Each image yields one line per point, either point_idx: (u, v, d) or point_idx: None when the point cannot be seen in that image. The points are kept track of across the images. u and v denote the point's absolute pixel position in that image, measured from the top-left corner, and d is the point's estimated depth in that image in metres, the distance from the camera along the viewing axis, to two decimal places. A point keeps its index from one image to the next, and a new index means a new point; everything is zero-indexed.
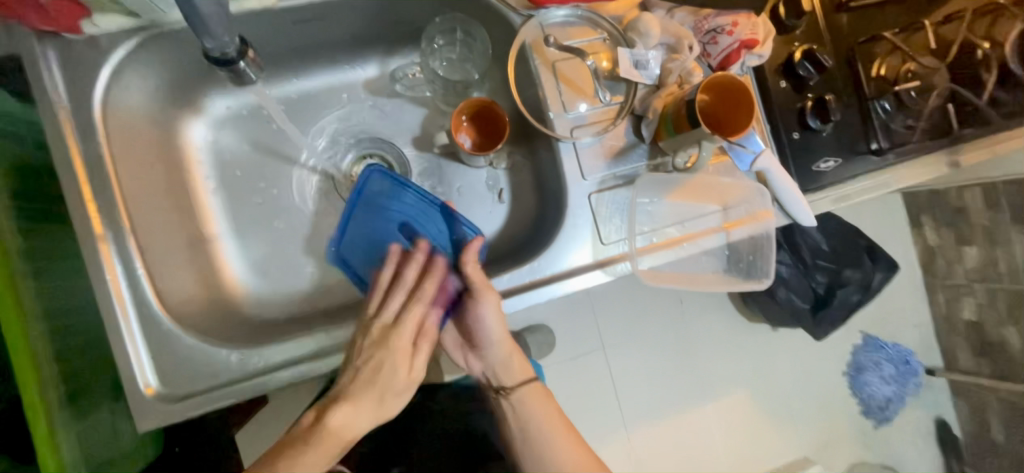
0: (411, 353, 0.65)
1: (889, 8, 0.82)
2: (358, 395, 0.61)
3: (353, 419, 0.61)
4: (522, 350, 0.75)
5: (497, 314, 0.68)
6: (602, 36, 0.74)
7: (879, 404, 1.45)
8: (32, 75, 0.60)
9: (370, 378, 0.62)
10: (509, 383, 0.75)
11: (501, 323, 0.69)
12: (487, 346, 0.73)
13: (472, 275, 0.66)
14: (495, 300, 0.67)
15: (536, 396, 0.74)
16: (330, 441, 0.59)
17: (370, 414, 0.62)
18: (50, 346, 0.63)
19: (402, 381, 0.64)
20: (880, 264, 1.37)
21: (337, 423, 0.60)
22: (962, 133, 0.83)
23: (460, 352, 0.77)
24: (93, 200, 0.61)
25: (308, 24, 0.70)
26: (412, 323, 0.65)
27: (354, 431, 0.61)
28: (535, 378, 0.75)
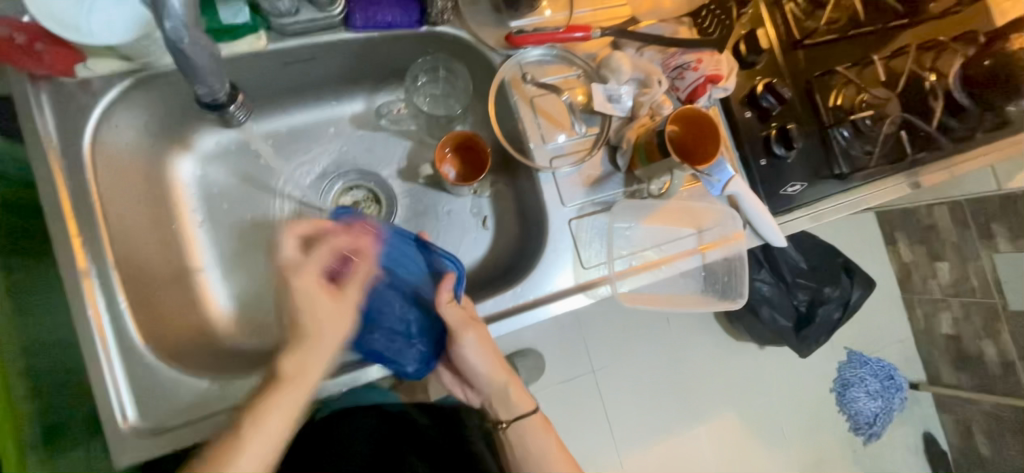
0: (332, 296, 0.59)
1: (842, 44, 0.89)
2: (302, 341, 0.58)
3: (305, 363, 0.58)
4: (519, 378, 0.75)
5: (483, 347, 0.69)
6: (577, 72, 0.78)
7: (867, 421, 1.47)
8: (24, 117, 0.61)
9: (311, 339, 0.58)
10: (506, 417, 0.76)
11: (489, 355, 0.70)
12: (480, 382, 0.73)
13: (450, 313, 0.66)
14: (478, 334, 0.68)
15: (536, 428, 0.76)
16: (296, 387, 0.57)
17: (323, 354, 0.59)
18: (26, 384, 0.63)
19: (327, 320, 0.58)
20: (857, 281, 1.42)
21: (294, 366, 0.57)
22: (915, 156, 0.89)
23: (458, 388, 0.78)
24: (80, 237, 0.62)
25: (298, 64, 0.73)
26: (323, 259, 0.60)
27: (315, 370, 0.58)
28: (535, 408, 0.76)
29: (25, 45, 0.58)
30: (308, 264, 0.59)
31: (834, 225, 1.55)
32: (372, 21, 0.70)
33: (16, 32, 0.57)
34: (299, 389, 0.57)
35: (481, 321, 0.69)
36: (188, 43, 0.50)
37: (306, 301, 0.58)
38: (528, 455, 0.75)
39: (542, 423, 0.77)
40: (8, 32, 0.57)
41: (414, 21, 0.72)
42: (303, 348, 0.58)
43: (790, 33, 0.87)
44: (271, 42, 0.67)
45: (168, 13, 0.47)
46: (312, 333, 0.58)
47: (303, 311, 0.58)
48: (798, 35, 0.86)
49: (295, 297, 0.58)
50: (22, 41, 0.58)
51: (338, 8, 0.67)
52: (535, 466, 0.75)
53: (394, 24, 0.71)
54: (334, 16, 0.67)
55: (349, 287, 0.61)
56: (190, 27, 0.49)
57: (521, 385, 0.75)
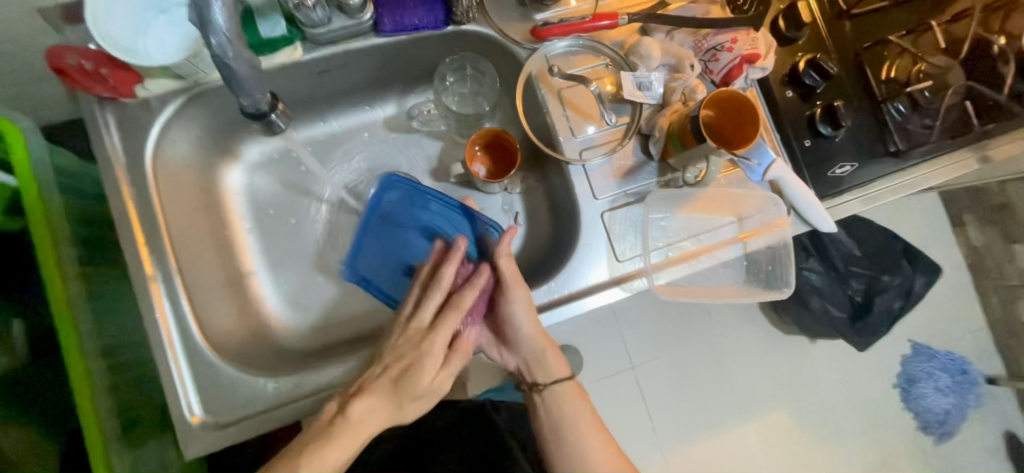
0: (439, 345, 0.64)
1: (895, 11, 0.82)
2: (394, 386, 0.63)
3: (372, 414, 0.62)
4: (557, 345, 0.74)
5: (528, 310, 0.69)
6: (605, 61, 0.76)
7: (937, 419, 1.38)
8: (94, 136, 0.67)
9: (402, 388, 0.63)
10: (544, 380, 0.76)
11: (534, 317, 0.70)
12: (521, 341, 0.72)
13: (505, 267, 0.68)
14: (525, 294, 0.69)
15: (571, 395, 0.76)
16: (354, 433, 0.61)
17: (389, 409, 0.63)
18: (107, 379, 0.70)
19: (429, 383, 0.64)
20: (919, 268, 1.32)
21: (359, 416, 0.61)
22: (984, 128, 0.81)
23: (495, 350, 0.76)
24: (146, 245, 0.67)
25: (331, 72, 0.76)
26: (447, 331, 0.64)
27: (374, 426, 0.62)
28: (570, 376, 0.76)
29: (93, 71, 0.63)
30: (436, 341, 0.64)
31: (892, 208, 1.44)
32: (401, 24, 0.71)
33: (83, 60, 0.63)
34: (361, 433, 0.61)
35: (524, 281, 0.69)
36: (232, 56, 0.52)
37: (423, 346, 0.64)
38: (563, 424, 0.75)
39: (577, 392, 0.77)
40: (77, 60, 0.62)
41: (441, 23, 0.72)
42: (382, 400, 0.62)
43: (834, 4, 0.81)
44: (306, 52, 0.71)
45: (214, 30, 0.50)
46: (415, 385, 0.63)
47: (409, 373, 0.63)
48: (845, 5, 0.81)
49: (425, 345, 0.64)
50: (90, 67, 0.63)
51: (368, 13, 0.69)
52: (570, 439, 0.74)
53: (421, 26, 0.72)
54: (364, 23, 0.69)
55: (439, 339, 0.64)
56: (233, 41, 0.52)
57: (558, 351, 0.75)
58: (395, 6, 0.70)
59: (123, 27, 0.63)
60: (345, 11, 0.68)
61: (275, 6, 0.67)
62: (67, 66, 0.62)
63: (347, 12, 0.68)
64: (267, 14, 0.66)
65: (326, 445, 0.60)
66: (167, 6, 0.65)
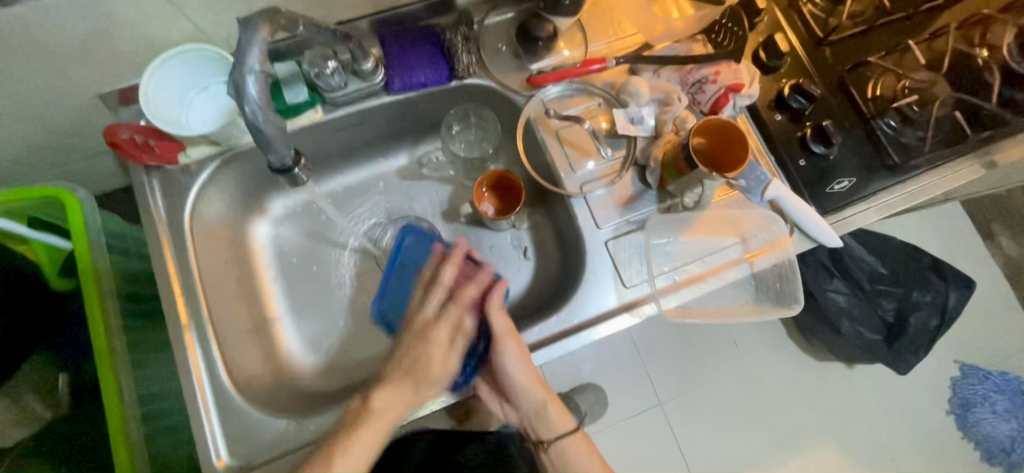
0: (443, 362, 0.68)
1: (873, 34, 0.86)
2: (399, 382, 0.67)
3: (394, 402, 0.67)
4: (558, 398, 0.75)
5: (522, 361, 0.70)
6: (598, 101, 0.82)
7: (1001, 447, 1.28)
8: (140, 200, 0.75)
9: (411, 387, 0.67)
10: (548, 436, 0.76)
11: (530, 370, 0.71)
12: (519, 397, 0.73)
13: (494, 321, 0.69)
14: (518, 346, 0.70)
15: (579, 447, 0.76)
16: (377, 426, 0.65)
17: (409, 399, 0.67)
18: (139, 427, 0.74)
19: (436, 365, 0.67)
20: (952, 282, 1.26)
21: (381, 405, 0.66)
22: (978, 137, 0.82)
23: (496, 403, 0.78)
24: (182, 297, 0.73)
25: (349, 129, 0.83)
26: (450, 322, 0.69)
27: (398, 412, 0.67)
28: (575, 428, 0.76)
29: (143, 143, 0.72)
30: (439, 331, 0.68)
31: (913, 223, 1.41)
32: (409, 83, 0.78)
33: (136, 134, 0.72)
34: (380, 428, 0.66)
35: (516, 334, 0.70)
36: (263, 120, 0.59)
37: (425, 347, 0.68)
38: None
39: (585, 442, 0.77)
40: (130, 134, 0.71)
41: (445, 78, 0.80)
42: (398, 389, 0.67)
43: (811, 33, 0.86)
44: (325, 114, 0.78)
45: (248, 99, 0.57)
46: (421, 369, 0.67)
47: (414, 354, 0.68)
48: (821, 33, 0.85)
49: (422, 349, 0.68)
50: (140, 139, 0.72)
51: (379, 77, 0.77)
52: None
53: (427, 83, 0.79)
54: (377, 84, 0.77)
55: (453, 358, 0.68)
56: (264, 107, 0.58)
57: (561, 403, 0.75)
58: (402, 66, 0.78)
59: (170, 104, 0.73)
60: (359, 75, 0.76)
61: (300, 77, 0.74)
62: (121, 141, 0.71)
63: (361, 76, 0.76)
64: (292, 84, 0.74)
65: (348, 441, 0.64)
66: (208, 84, 0.74)
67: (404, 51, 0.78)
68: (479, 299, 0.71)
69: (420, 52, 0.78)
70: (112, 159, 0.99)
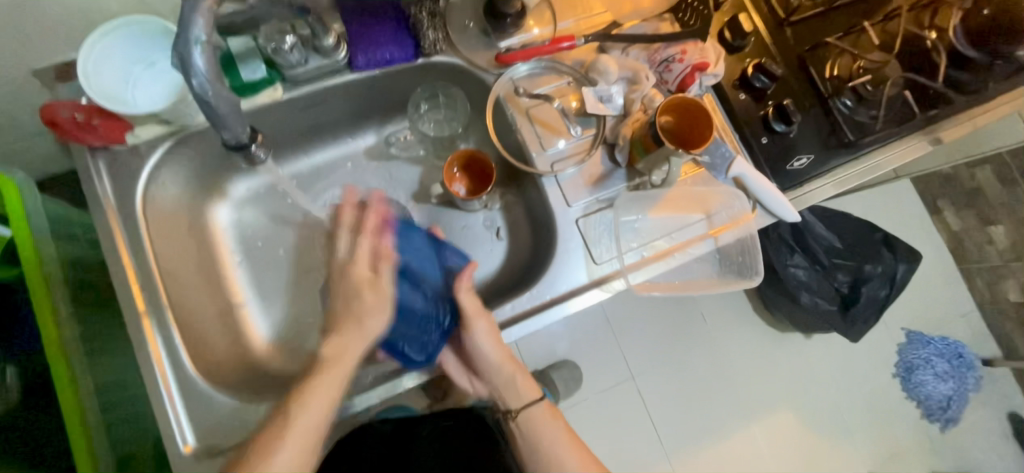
0: (371, 288, 0.67)
1: (832, 15, 0.89)
2: (341, 324, 0.66)
3: (343, 345, 0.66)
4: (526, 369, 0.77)
5: (491, 338, 0.72)
6: (567, 80, 0.82)
7: (940, 405, 1.39)
8: (86, 183, 0.70)
9: (354, 322, 0.66)
10: (515, 406, 0.78)
11: (498, 343, 0.72)
12: (489, 370, 0.75)
13: (465, 300, 0.71)
14: (488, 324, 0.72)
15: (544, 415, 0.77)
16: (337, 370, 0.65)
17: (359, 338, 0.66)
18: (99, 419, 0.72)
19: (371, 310, 0.67)
20: (901, 255, 1.34)
21: (335, 347, 0.66)
22: (926, 115, 0.87)
23: (466, 380, 0.79)
24: (138, 283, 0.69)
25: (312, 108, 0.80)
26: (366, 250, 0.69)
27: (352, 352, 0.66)
28: (541, 397, 0.78)
29: (84, 122, 0.67)
30: (359, 260, 0.68)
31: (867, 200, 1.48)
32: (374, 60, 0.76)
33: (76, 112, 0.66)
34: (340, 372, 0.65)
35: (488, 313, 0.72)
36: (213, 95, 0.55)
37: (353, 293, 0.67)
38: (539, 442, 0.76)
39: (550, 412, 0.78)
40: (69, 112, 0.66)
41: (411, 55, 0.78)
42: (333, 371, 0.65)
43: (774, 13, 0.88)
44: (286, 91, 0.75)
45: (195, 72, 0.53)
46: (358, 325, 0.66)
47: (347, 292, 0.67)
48: (783, 13, 0.87)
49: (352, 293, 0.67)
50: (82, 119, 0.67)
51: (341, 53, 0.74)
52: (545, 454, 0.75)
53: (393, 60, 0.77)
54: (339, 61, 0.74)
55: (383, 280, 0.68)
56: (213, 81, 0.55)
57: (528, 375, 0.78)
58: (367, 45, 0.75)
59: (113, 81, 0.68)
60: (320, 51, 0.72)
61: (256, 52, 0.71)
62: (60, 119, 0.65)
63: (322, 52, 0.72)
64: (248, 60, 0.71)
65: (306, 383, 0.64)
66: (154, 60, 0.68)
67: (367, 26, 0.75)
68: (379, 223, 0.71)
69: (385, 28, 0.76)
70: (54, 142, 0.92)
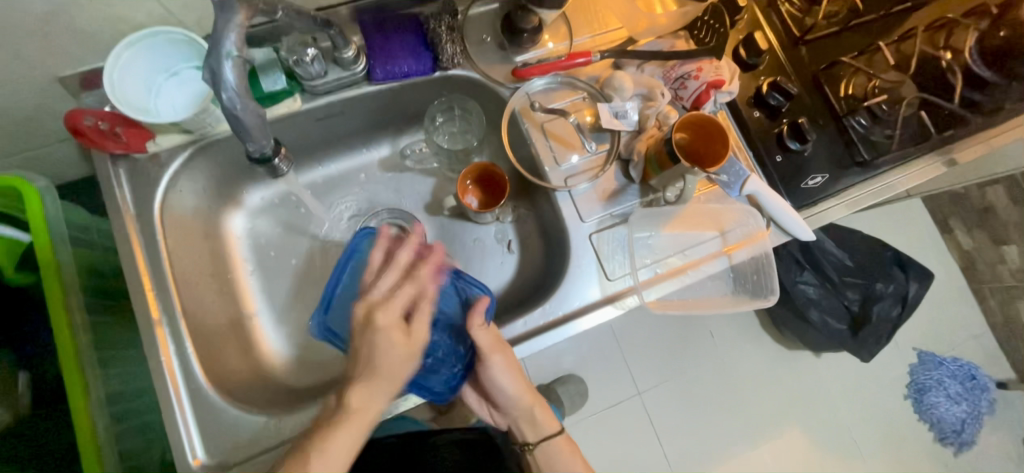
0: (404, 336, 0.61)
1: (845, 35, 0.89)
2: (371, 380, 0.61)
3: (370, 398, 0.61)
4: (544, 401, 0.77)
5: (511, 370, 0.71)
6: (582, 95, 0.82)
7: (953, 428, 1.36)
8: (106, 190, 0.71)
9: (382, 379, 0.61)
10: (533, 438, 0.78)
11: (516, 378, 0.72)
12: (508, 403, 0.75)
13: (480, 337, 0.68)
14: (506, 357, 0.70)
15: (561, 449, 0.77)
16: (358, 423, 0.61)
17: (385, 393, 0.62)
18: (109, 427, 0.72)
19: (400, 363, 0.61)
20: (913, 275, 1.33)
21: (358, 403, 0.61)
22: (943, 135, 0.86)
23: (485, 410, 0.80)
24: (152, 292, 0.70)
25: (329, 119, 0.81)
26: (399, 299, 0.62)
27: (376, 406, 0.62)
28: (560, 431, 0.78)
29: (108, 130, 0.68)
30: (393, 306, 0.61)
31: (878, 218, 1.47)
32: (391, 73, 0.76)
33: (100, 120, 0.67)
34: (357, 427, 0.61)
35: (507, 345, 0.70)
36: (241, 108, 0.56)
37: (382, 335, 0.60)
38: None
39: (567, 445, 0.79)
40: (94, 120, 0.67)
41: (428, 69, 0.78)
42: (370, 386, 0.61)
43: (789, 31, 0.88)
44: (305, 102, 0.76)
45: (224, 86, 0.55)
46: (381, 377, 0.61)
47: (376, 353, 0.60)
48: (798, 32, 0.88)
49: (377, 337, 0.60)
50: (106, 127, 0.68)
51: (360, 65, 0.75)
52: None
53: (410, 73, 0.78)
54: (358, 72, 0.75)
55: (418, 327, 0.63)
56: (242, 95, 0.56)
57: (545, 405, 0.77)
58: (385, 59, 0.76)
59: (137, 90, 0.69)
60: (340, 64, 0.73)
61: (277, 63, 0.72)
62: (83, 127, 0.66)
63: (342, 64, 0.74)
64: (269, 70, 0.72)
65: (324, 446, 0.60)
66: (178, 70, 0.70)
67: (386, 40, 0.76)
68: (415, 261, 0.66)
69: (404, 42, 0.77)
70: (75, 148, 0.93)
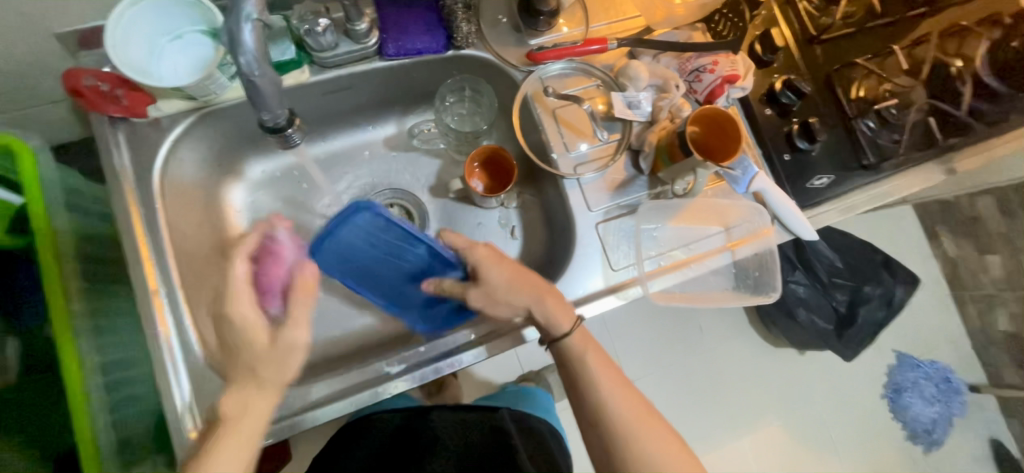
0: (267, 340, 0.60)
1: (860, 37, 0.89)
2: (252, 378, 0.60)
3: (246, 403, 0.60)
4: (556, 292, 0.70)
5: (515, 274, 0.69)
6: (596, 83, 0.81)
7: (925, 428, 1.41)
8: (103, 155, 0.69)
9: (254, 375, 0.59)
10: (549, 339, 0.71)
11: (520, 279, 0.68)
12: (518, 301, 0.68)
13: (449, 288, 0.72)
14: (501, 270, 0.69)
15: (583, 346, 0.71)
16: (240, 431, 0.59)
17: (269, 393, 0.60)
18: (103, 396, 0.71)
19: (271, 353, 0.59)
20: (900, 278, 1.36)
21: (234, 408, 0.59)
22: (947, 142, 0.87)
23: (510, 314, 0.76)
24: (151, 262, 0.68)
25: (336, 93, 0.79)
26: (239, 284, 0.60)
27: (263, 407, 0.61)
28: (576, 326, 0.70)
29: (108, 92, 0.66)
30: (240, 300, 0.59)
31: (870, 222, 1.50)
32: (404, 49, 0.75)
33: (100, 81, 0.65)
34: (248, 429, 0.60)
35: (496, 262, 0.70)
36: (258, 75, 0.54)
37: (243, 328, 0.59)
38: (586, 377, 0.71)
39: (587, 343, 0.72)
40: (93, 80, 0.65)
41: (441, 47, 0.76)
42: (255, 391, 0.60)
43: (805, 30, 0.88)
44: (313, 75, 0.74)
45: (243, 51, 0.52)
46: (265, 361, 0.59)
47: (236, 339, 0.59)
48: (814, 31, 0.87)
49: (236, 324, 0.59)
50: (106, 89, 0.66)
51: (373, 39, 0.72)
52: (593, 391, 0.70)
53: (423, 51, 0.76)
54: (370, 47, 0.73)
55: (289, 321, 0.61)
56: (259, 60, 0.54)
57: (551, 301, 0.68)
58: (398, 34, 0.74)
59: (138, 51, 0.66)
60: (352, 37, 0.71)
61: (286, 32, 0.70)
62: (82, 87, 0.64)
63: (353, 37, 0.71)
64: (278, 39, 0.69)
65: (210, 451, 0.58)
66: (183, 32, 0.68)
67: (400, 15, 0.75)
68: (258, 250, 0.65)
69: (417, 18, 0.75)
70: (68, 108, 0.90)
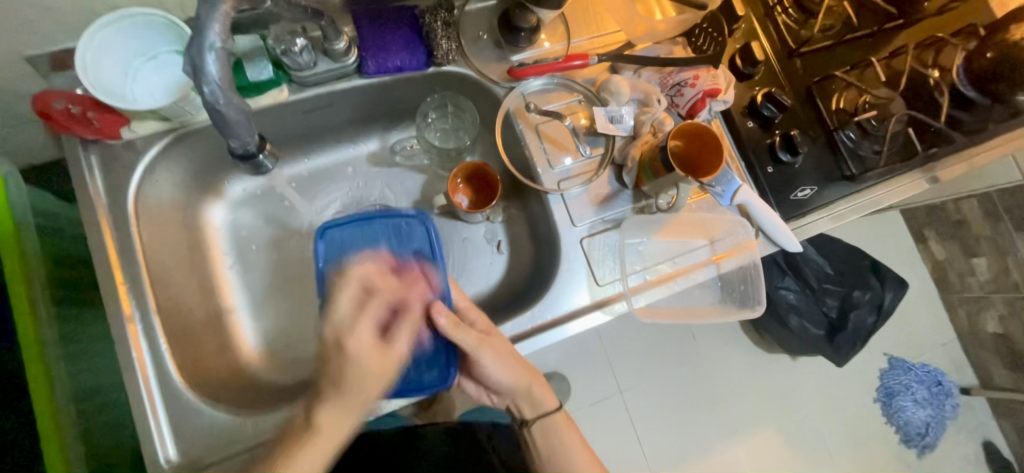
0: (381, 354, 0.55)
1: (840, 49, 0.89)
2: (340, 395, 0.54)
3: (339, 424, 0.55)
4: (543, 378, 0.74)
5: (504, 360, 0.68)
6: (578, 98, 0.81)
7: (919, 431, 1.40)
8: (76, 178, 0.67)
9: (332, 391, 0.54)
10: (530, 416, 0.77)
11: (511, 364, 0.69)
12: (506, 388, 0.71)
13: (465, 338, 0.65)
14: (495, 353, 0.68)
15: (562, 426, 0.77)
16: (324, 446, 0.55)
17: (353, 410, 0.55)
18: (77, 424, 0.69)
19: (372, 383, 0.55)
20: (889, 283, 1.36)
21: (326, 424, 0.54)
22: (927, 152, 0.87)
23: (483, 393, 0.79)
24: (125, 287, 0.67)
25: (317, 111, 0.79)
26: (349, 301, 0.56)
27: (345, 431, 0.56)
28: (559, 407, 0.77)
29: (79, 114, 0.64)
30: (358, 329, 0.54)
31: (859, 227, 1.50)
32: (384, 66, 0.74)
33: (70, 104, 0.63)
34: (323, 448, 0.55)
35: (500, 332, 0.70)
36: (224, 103, 0.54)
37: (359, 353, 0.54)
38: (557, 455, 0.76)
39: (566, 422, 0.78)
40: (63, 104, 0.63)
41: (423, 64, 0.76)
42: (342, 406, 0.54)
43: (784, 42, 0.88)
44: (292, 93, 0.73)
45: (208, 80, 0.52)
46: (354, 396, 0.54)
47: (349, 378, 0.53)
48: (794, 44, 0.88)
49: (349, 358, 0.54)
50: (77, 111, 0.64)
51: (352, 58, 0.72)
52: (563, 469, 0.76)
53: (404, 68, 0.75)
54: (349, 65, 0.73)
55: (398, 344, 0.57)
56: (225, 89, 0.54)
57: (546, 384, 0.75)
58: (378, 51, 0.73)
59: (112, 74, 0.65)
60: (330, 56, 0.71)
61: (264, 51, 0.70)
62: (52, 111, 0.63)
63: (332, 56, 0.71)
64: (255, 59, 0.69)
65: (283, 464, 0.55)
66: (156, 52, 0.66)
67: (378, 32, 0.74)
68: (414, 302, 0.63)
69: (398, 36, 0.74)
70: (41, 130, 0.88)
